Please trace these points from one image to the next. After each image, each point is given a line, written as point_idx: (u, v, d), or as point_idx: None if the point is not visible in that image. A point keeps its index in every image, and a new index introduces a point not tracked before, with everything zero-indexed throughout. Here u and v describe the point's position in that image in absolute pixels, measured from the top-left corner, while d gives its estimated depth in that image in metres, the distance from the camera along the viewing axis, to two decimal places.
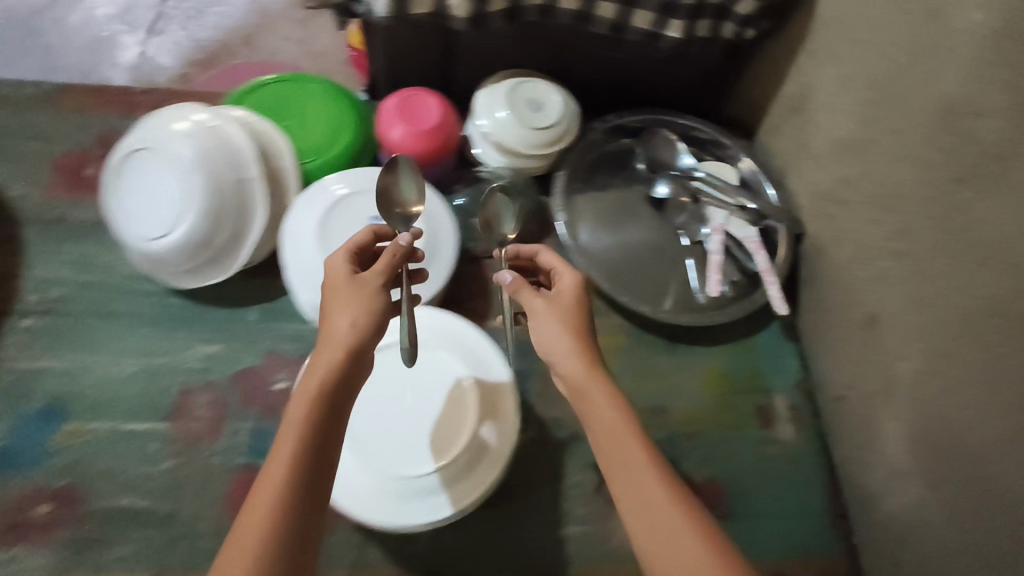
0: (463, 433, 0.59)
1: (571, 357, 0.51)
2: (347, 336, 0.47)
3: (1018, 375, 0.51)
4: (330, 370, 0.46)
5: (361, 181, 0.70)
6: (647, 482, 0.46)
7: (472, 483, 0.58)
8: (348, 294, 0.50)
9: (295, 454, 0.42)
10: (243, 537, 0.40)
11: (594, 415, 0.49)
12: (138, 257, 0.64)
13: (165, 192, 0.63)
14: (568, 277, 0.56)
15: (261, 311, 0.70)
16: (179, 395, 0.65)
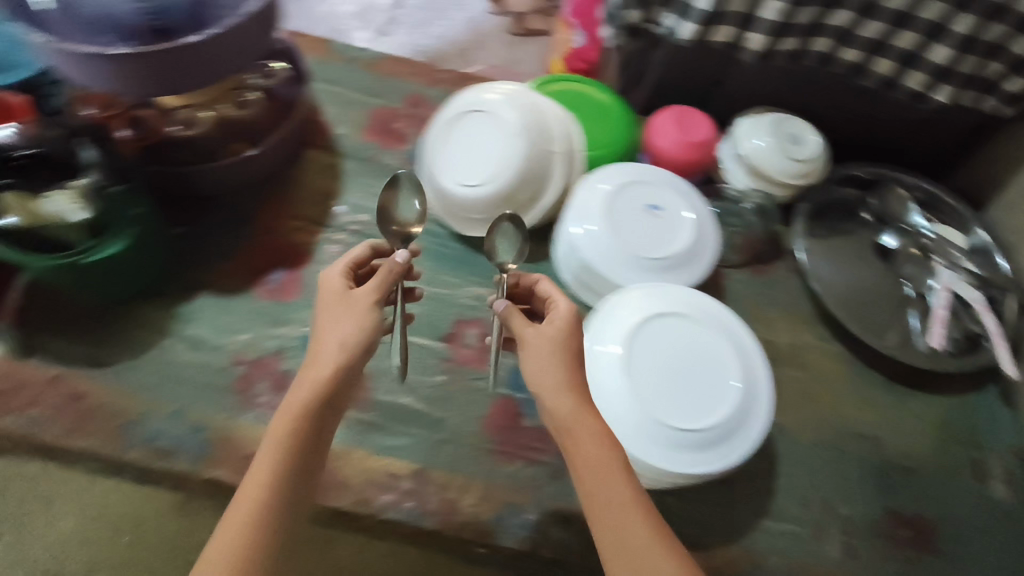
0: (735, 383, 0.63)
1: (563, 393, 0.50)
2: (342, 355, 0.50)
3: None
4: (317, 385, 0.49)
5: (640, 173, 0.76)
6: (624, 515, 0.45)
7: (729, 452, 0.62)
8: (343, 313, 0.53)
9: (268, 458, 0.46)
10: (231, 523, 0.44)
11: (579, 452, 0.48)
12: (450, 199, 0.74)
13: (488, 148, 0.72)
14: (563, 306, 0.55)
15: (527, 268, 0.78)
16: (454, 323, 0.74)
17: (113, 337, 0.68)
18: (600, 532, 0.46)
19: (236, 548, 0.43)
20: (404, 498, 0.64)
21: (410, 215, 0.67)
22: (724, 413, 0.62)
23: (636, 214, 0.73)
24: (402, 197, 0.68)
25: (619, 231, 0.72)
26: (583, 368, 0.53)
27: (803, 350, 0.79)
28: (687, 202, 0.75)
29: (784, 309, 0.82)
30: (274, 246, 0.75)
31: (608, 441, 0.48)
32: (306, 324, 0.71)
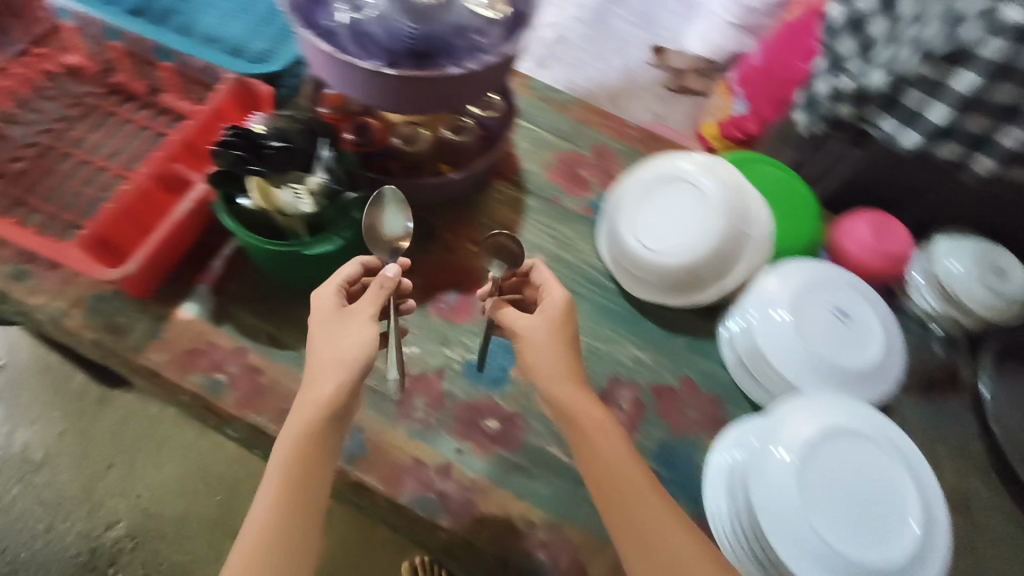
0: (914, 525, 0.60)
1: (554, 380, 0.56)
2: (343, 370, 0.54)
3: None
4: (328, 398, 0.53)
5: (832, 273, 0.73)
6: (649, 501, 0.51)
7: None
8: (338, 332, 0.56)
9: (284, 466, 0.51)
10: (255, 522, 0.48)
11: (584, 442, 0.54)
12: (635, 260, 0.75)
13: (686, 220, 0.72)
14: (557, 295, 0.61)
15: (688, 341, 0.77)
16: (610, 381, 0.73)
17: (292, 321, 0.70)
18: (619, 531, 0.50)
19: (267, 533, 0.48)
20: (537, 548, 0.63)
21: (396, 231, 0.69)
22: (904, 554, 0.58)
23: (826, 317, 0.70)
24: (388, 212, 0.68)
25: (806, 330, 0.69)
26: (577, 348, 0.59)
27: (966, 495, 0.74)
28: (877, 315, 0.72)
29: (952, 447, 0.76)
30: (451, 266, 0.77)
31: (608, 429, 0.54)
32: (468, 349, 0.72)
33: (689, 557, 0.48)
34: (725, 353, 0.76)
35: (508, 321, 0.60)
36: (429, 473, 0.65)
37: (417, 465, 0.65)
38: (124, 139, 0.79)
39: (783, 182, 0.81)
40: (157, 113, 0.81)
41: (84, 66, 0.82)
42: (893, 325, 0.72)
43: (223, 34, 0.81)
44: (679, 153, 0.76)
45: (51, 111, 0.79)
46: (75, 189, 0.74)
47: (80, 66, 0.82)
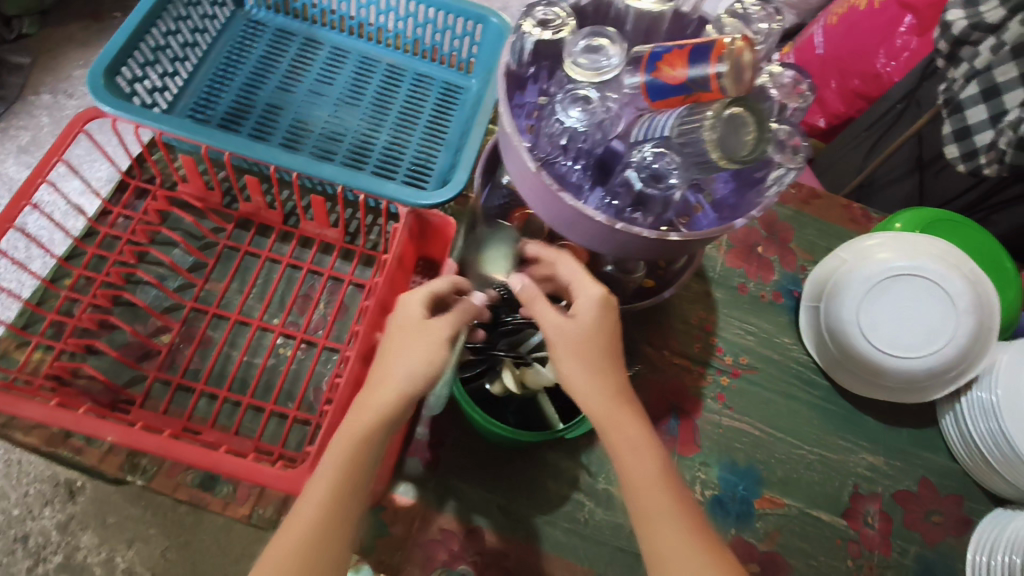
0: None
1: (592, 385, 0.44)
2: (414, 387, 0.44)
3: None
4: (391, 411, 0.44)
5: None
6: (678, 529, 0.41)
7: None
8: (416, 346, 0.45)
9: (336, 468, 0.42)
10: (300, 514, 0.41)
11: (622, 447, 0.43)
12: (871, 366, 0.69)
13: (930, 322, 0.68)
14: (593, 305, 0.46)
15: (913, 434, 0.73)
16: (852, 496, 0.69)
17: (521, 487, 0.63)
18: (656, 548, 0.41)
19: (313, 531, 0.41)
20: None
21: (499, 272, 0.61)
22: None
23: None
24: (492, 250, 0.63)
25: None
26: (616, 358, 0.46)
27: None
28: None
29: None
30: (662, 387, 0.70)
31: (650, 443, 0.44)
32: (707, 486, 0.67)
33: None
34: (954, 445, 0.72)
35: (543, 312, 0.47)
36: None
37: None
38: (271, 285, 0.67)
39: (980, 245, 0.78)
40: (300, 245, 0.70)
41: (200, 197, 0.69)
42: None
43: (345, 127, 0.77)
44: (893, 235, 0.71)
45: (176, 260, 0.68)
46: (239, 361, 0.63)
47: (197, 201, 0.69)
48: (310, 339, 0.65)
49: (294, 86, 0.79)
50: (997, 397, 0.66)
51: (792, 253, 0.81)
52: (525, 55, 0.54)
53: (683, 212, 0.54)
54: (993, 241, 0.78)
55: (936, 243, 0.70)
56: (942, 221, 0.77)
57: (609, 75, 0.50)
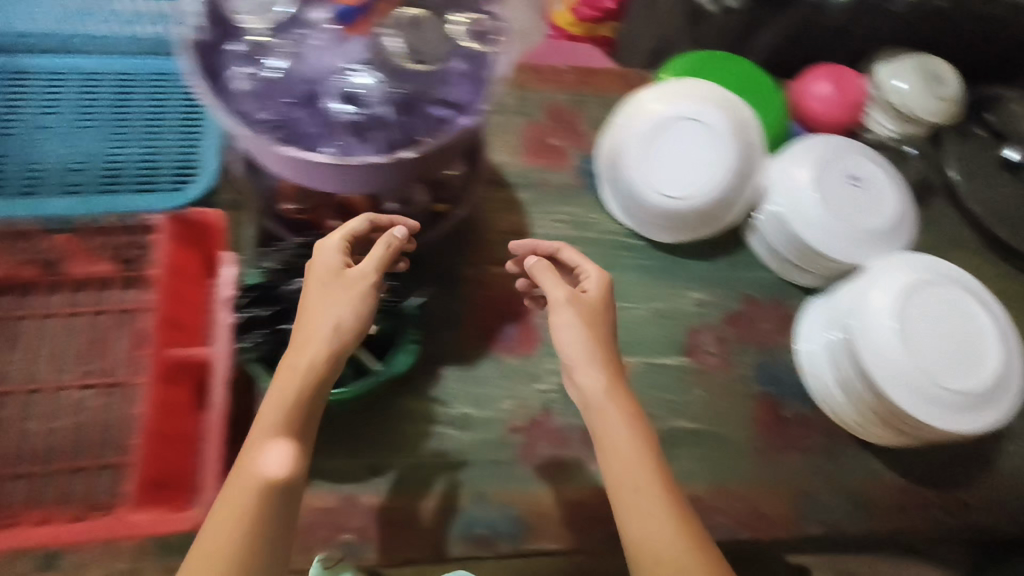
0: (994, 334, 0.68)
1: (594, 370, 0.53)
2: (341, 337, 0.47)
3: None
4: (320, 361, 0.46)
5: (807, 163, 0.74)
6: (646, 500, 0.48)
7: (989, 413, 0.64)
8: (339, 294, 0.49)
9: (280, 424, 0.45)
10: (248, 473, 0.43)
11: (608, 434, 0.51)
12: (668, 212, 0.73)
13: (705, 158, 0.72)
14: (596, 281, 0.57)
15: (731, 261, 0.79)
16: (689, 335, 0.74)
17: (380, 441, 0.64)
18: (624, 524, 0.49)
19: (264, 487, 0.43)
20: (713, 515, 0.66)
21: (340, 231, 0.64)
22: (980, 377, 0.65)
23: (845, 187, 0.74)
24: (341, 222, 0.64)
25: (842, 210, 0.72)
26: (612, 339, 0.56)
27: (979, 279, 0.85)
28: (888, 182, 0.76)
29: (953, 245, 0.86)
30: (494, 299, 0.72)
31: (639, 438, 0.51)
32: (557, 373, 0.69)
33: (675, 540, 0.47)
34: (762, 254, 0.79)
35: (546, 287, 0.58)
36: (597, 503, 0.65)
37: (581, 507, 0.64)
38: (56, 341, 0.63)
39: (745, 75, 0.82)
40: (75, 290, 0.65)
41: None
42: (873, 158, 0.78)
43: (84, 153, 0.71)
44: (654, 91, 0.74)
45: None
46: (42, 429, 0.59)
47: None
48: (113, 380, 0.61)
49: (11, 126, 0.71)
50: (781, 206, 0.74)
51: (582, 135, 0.84)
52: (203, 19, 0.51)
53: (430, 126, 0.51)
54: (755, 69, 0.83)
55: (691, 87, 0.74)
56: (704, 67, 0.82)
57: (283, 7, 0.52)
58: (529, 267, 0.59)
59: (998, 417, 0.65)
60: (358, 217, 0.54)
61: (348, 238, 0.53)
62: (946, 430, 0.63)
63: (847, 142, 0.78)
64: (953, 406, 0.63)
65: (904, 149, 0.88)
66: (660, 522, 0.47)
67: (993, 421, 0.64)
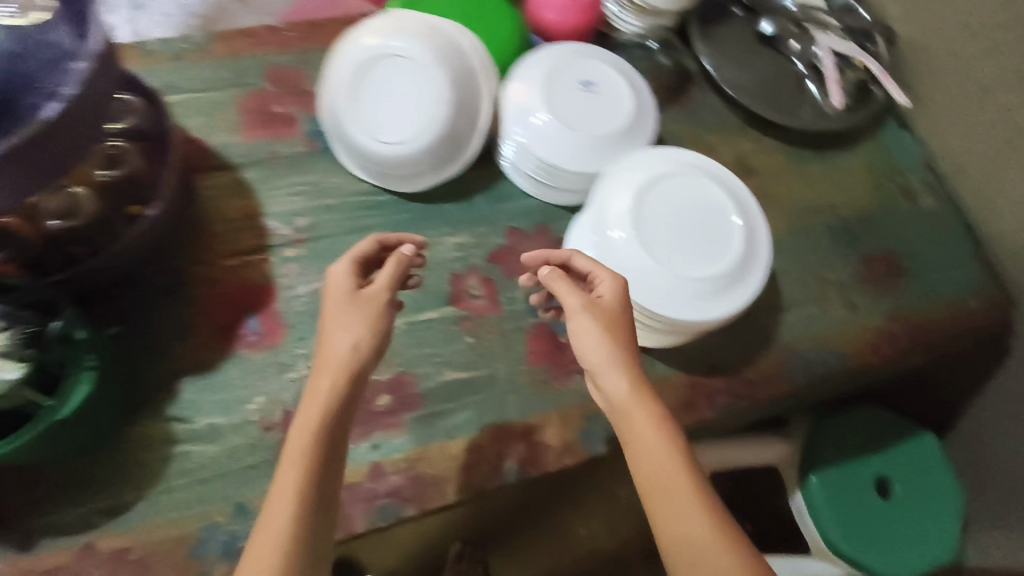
0: (736, 220, 0.66)
1: (620, 380, 0.52)
2: (349, 368, 0.50)
3: None
4: (328, 396, 0.49)
5: (532, 79, 0.71)
6: (685, 513, 0.47)
7: (732, 298, 0.65)
8: (353, 319, 0.52)
9: (298, 463, 0.46)
10: (275, 514, 0.44)
11: (637, 443, 0.50)
12: (393, 160, 0.68)
13: (418, 95, 0.66)
14: (611, 283, 0.56)
15: (487, 196, 0.75)
16: (451, 282, 0.70)
17: (107, 480, 0.58)
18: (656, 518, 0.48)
19: (292, 523, 0.44)
20: (500, 461, 0.63)
21: None
22: (722, 263, 0.64)
23: (578, 94, 0.71)
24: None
25: (574, 120, 0.69)
26: (632, 339, 0.55)
27: (746, 157, 0.84)
28: (622, 79, 0.73)
29: (717, 129, 0.85)
30: (230, 294, 0.66)
31: (674, 450, 0.49)
32: (310, 357, 0.65)
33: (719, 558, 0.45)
34: (515, 178, 0.75)
35: (563, 297, 0.56)
36: (369, 482, 0.60)
37: (351, 490, 0.59)
38: None
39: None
40: None
41: None
42: (611, 58, 0.75)
43: None
44: (357, 30, 0.67)
45: None
46: None
47: None
48: None
49: None
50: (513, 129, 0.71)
51: (311, 96, 0.77)
52: None
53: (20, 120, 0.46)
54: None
55: (395, 19, 0.67)
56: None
57: None
58: (543, 276, 0.58)
59: (743, 300, 0.65)
60: (365, 242, 0.60)
61: (354, 265, 0.56)
62: (686, 323, 0.63)
63: (580, 47, 0.74)
64: (691, 298, 0.64)
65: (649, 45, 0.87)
66: (701, 541, 0.46)
67: (735, 306, 0.65)
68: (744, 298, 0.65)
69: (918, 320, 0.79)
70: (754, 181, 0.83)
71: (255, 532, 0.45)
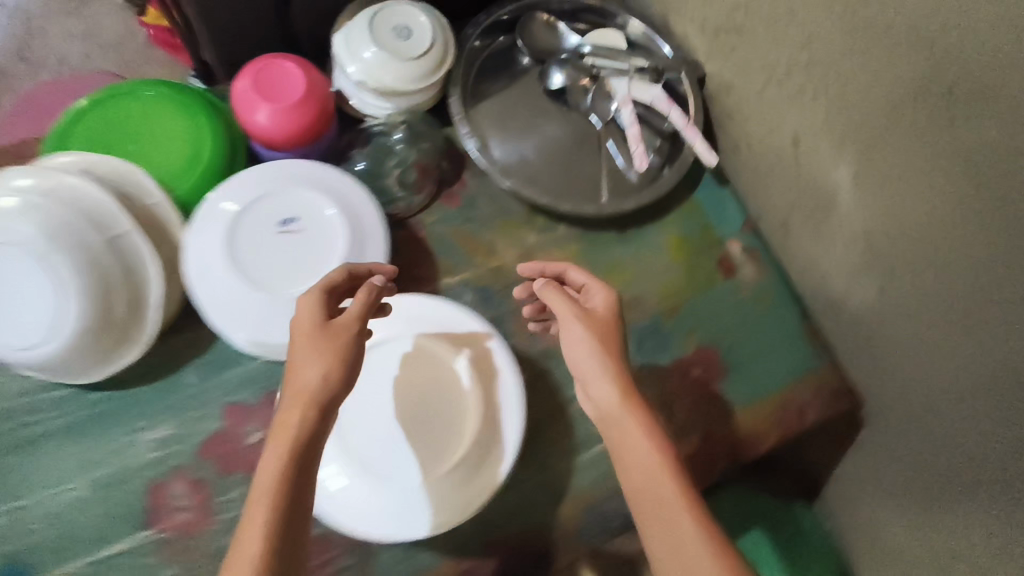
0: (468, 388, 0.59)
1: (607, 386, 0.49)
2: (336, 376, 0.45)
3: (954, 168, 0.54)
4: (305, 412, 0.43)
5: (213, 226, 0.56)
6: (683, 530, 0.43)
7: (469, 495, 0.55)
8: (320, 348, 0.45)
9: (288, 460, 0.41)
10: (253, 527, 0.38)
11: (622, 451, 0.47)
12: (31, 368, 0.53)
13: (46, 285, 0.52)
14: (604, 296, 0.53)
15: (198, 369, 0.61)
16: (148, 495, 0.57)
17: None
18: (654, 542, 0.44)
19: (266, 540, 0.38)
20: None
21: None
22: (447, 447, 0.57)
23: (278, 243, 0.57)
24: None
25: (272, 279, 0.56)
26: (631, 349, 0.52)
27: (533, 253, 0.71)
28: (333, 211, 0.59)
29: (498, 222, 0.72)
30: None
31: (666, 465, 0.46)
32: None
33: None
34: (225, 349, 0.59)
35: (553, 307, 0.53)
36: None
37: None
38: None
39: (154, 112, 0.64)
40: None
41: None
42: (332, 181, 0.60)
43: None
44: None
45: None
46: None
47: None
48: None
49: None
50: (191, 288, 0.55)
51: None
52: None
53: None
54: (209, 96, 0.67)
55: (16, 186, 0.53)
56: (103, 109, 0.64)
57: None
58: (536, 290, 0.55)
59: (484, 493, 0.55)
60: (338, 270, 0.54)
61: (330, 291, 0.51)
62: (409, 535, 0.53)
63: (286, 165, 0.59)
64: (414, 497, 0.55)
65: (393, 138, 0.72)
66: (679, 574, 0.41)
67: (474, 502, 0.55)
68: (483, 490, 0.55)
69: (738, 429, 0.68)
70: None
71: (234, 544, 0.39)
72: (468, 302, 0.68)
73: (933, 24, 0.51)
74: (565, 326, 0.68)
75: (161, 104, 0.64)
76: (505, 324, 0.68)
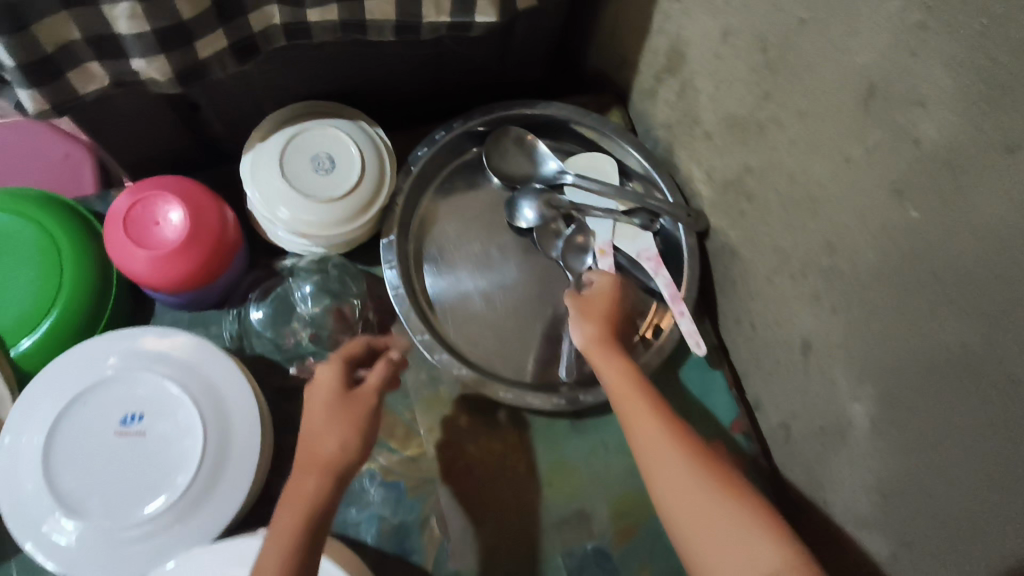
0: None
1: (605, 360, 0.50)
2: (360, 421, 0.45)
3: (1010, 478, 0.38)
4: (333, 454, 0.44)
5: (37, 414, 0.46)
6: (705, 516, 0.40)
7: None
8: (352, 413, 0.45)
9: (320, 479, 0.43)
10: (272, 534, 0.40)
11: (632, 430, 0.46)
12: None
13: None
14: (608, 282, 0.56)
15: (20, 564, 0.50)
16: None
17: None
18: (657, 488, 0.43)
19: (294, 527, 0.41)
20: None
21: None
22: None
23: (112, 444, 0.46)
24: None
25: (93, 492, 0.45)
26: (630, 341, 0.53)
27: (462, 440, 0.58)
28: (188, 405, 0.47)
29: (426, 398, 0.59)
30: None
31: (681, 446, 0.44)
32: None
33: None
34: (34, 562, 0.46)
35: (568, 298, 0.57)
36: None
37: None
38: None
39: (14, 235, 0.53)
40: None
41: None
42: (196, 359, 0.48)
43: None
44: None
45: None
46: None
47: None
48: None
49: None
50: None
51: None
52: None
53: None
54: (85, 214, 0.56)
55: None
56: None
57: None
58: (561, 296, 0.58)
59: None
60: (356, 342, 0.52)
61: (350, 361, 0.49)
62: None
63: (148, 333, 0.48)
64: None
65: (300, 290, 0.59)
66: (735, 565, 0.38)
67: None
68: None
69: None
70: (465, 487, 0.57)
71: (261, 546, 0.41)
72: (377, 500, 0.56)
73: (1004, 289, 0.36)
74: (482, 548, 0.55)
75: (16, 227, 0.53)
76: (416, 534, 0.56)
